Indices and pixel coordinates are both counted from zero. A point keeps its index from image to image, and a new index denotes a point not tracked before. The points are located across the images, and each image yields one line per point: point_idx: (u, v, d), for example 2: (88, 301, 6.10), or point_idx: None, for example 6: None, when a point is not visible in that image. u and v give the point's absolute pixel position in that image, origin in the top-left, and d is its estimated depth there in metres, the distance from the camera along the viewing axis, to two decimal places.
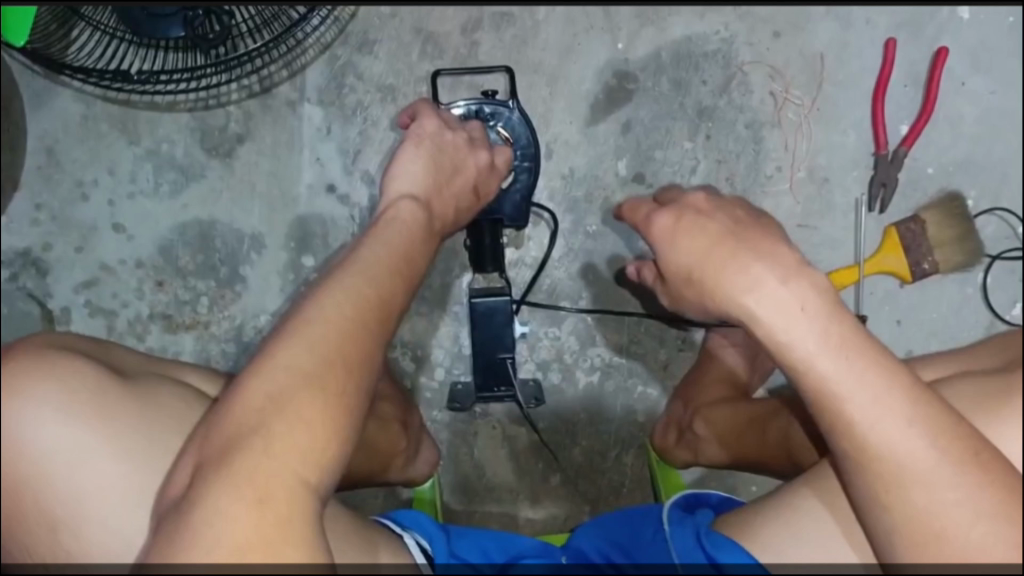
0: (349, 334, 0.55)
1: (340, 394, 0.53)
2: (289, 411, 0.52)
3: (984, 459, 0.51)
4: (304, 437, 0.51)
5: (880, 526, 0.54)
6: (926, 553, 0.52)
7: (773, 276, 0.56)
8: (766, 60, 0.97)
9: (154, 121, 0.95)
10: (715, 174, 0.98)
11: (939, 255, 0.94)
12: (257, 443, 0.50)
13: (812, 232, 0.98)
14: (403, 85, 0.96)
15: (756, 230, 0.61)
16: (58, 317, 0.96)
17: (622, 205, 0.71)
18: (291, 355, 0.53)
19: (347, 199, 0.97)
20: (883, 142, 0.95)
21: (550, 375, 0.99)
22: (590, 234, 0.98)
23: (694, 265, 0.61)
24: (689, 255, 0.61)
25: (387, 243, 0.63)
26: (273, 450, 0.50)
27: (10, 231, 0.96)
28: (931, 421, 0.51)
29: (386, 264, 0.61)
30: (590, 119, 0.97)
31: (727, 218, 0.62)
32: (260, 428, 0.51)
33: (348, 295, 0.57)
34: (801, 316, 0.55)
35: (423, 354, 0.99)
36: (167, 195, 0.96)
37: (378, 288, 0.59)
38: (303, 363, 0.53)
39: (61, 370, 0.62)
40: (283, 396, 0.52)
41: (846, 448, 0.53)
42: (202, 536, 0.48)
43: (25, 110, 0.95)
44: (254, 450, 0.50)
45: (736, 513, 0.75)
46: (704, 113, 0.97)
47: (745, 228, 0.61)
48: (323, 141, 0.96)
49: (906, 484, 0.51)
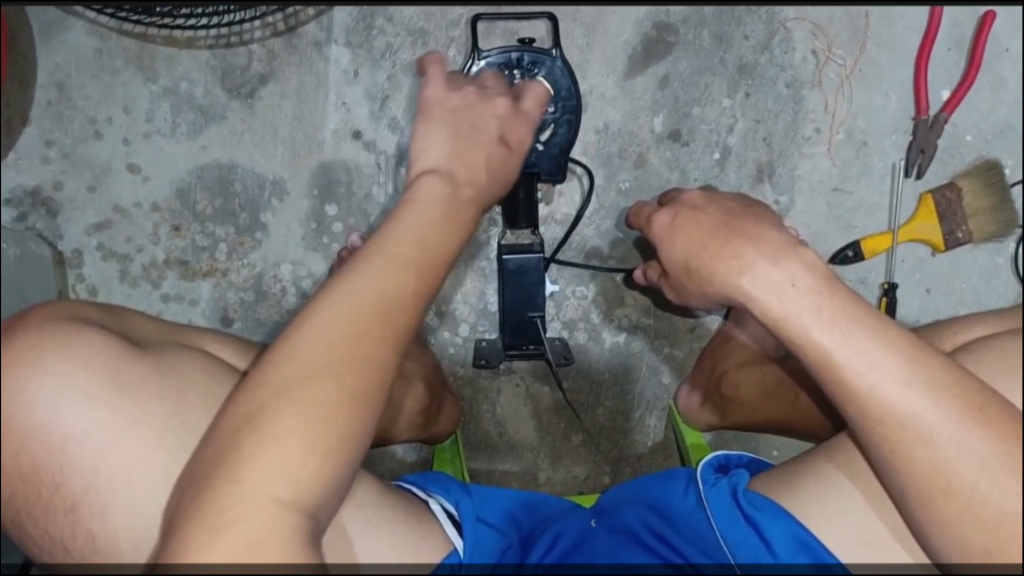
0: (403, 300, 0.53)
1: (361, 382, 0.50)
2: (309, 391, 0.49)
3: (987, 414, 0.52)
4: (356, 395, 0.49)
5: (897, 482, 0.55)
6: (936, 504, 0.53)
7: (765, 259, 0.58)
8: (809, 17, 0.94)
9: (174, 58, 0.91)
10: (752, 134, 0.95)
11: (973, 224, 0.91)
12: (268, 425, 0.48)
13: (846, 196, 0.97)
14: (435, 28, 0.92)
15: (750, 220, 0.63)
16: (69, 260, 0.92)
17: (631, 211, 0.77)
18: (347, 314, 0.51)
19: (374, 145, 0.94)
20: (924, 107, 0.92)
21: (576, 334, 0.97)
22: (622, 191, 0.96)
23: (694, 254, 0.63)
24: (686, 246, 0.64)
25: (427, 219, 0.58)
26: (286, 435, 0.48)
27: (19, 168, 0.91)
28: (931, 383, 0.52)
29: (418, 242, 0.56)
30: (627, 73, 0.94)
31: (718, 209, 0.65)
32: (277, 405, 0.48)
33: (387, 279, 0.53)
34: (792, 292, 0.56)
35: (448, 309, 0.97)
36: (185, 136, 0.92)
37: (421, 277, 0.55)
38: (360, 321, 0.51)
39: (77, 345, 0.59)
40: (337, 353, 0.50)
41: (852, 414, 0.54)
42: (249, 477, 0.47)
43: (35, 41, 0.89)
44: (267, 433, 0.48)
45: (771, 474, 0.74)
46: (745, 70, 0.95)
47: (736, 217, 0.63)
48: (350, 84, 0.92)
49: (909, 443, 0.53)
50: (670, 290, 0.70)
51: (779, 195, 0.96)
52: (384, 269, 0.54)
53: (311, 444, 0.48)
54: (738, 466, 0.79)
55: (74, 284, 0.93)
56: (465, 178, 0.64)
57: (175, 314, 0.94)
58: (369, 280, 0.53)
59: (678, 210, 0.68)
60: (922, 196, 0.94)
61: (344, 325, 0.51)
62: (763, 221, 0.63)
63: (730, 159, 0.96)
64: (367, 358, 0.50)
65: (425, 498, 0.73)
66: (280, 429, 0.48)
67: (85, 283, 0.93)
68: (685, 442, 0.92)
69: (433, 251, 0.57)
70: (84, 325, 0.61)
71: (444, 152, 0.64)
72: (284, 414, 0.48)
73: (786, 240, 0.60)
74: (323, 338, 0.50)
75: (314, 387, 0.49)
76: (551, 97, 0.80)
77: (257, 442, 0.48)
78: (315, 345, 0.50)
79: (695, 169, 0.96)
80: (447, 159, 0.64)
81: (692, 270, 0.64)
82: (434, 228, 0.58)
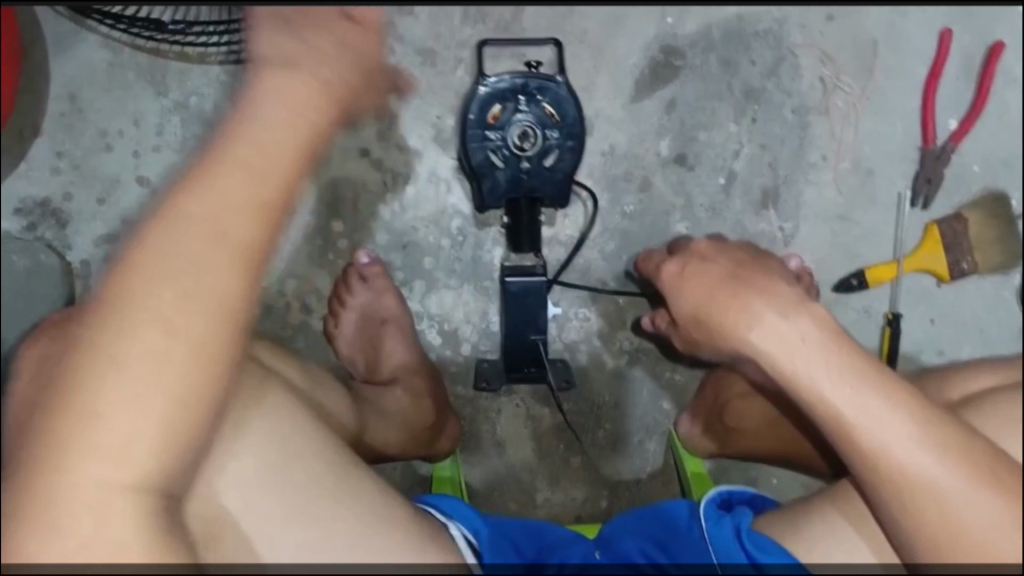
0: (235, 220, 0.55)
1: (200, 330, 0.53)
2: (168, 323, 0.52)
3: (996, 475, 0.53)
4: (183, 321, 0.52)
5: (901, 534, 0.57)
6: (941, 557, 0.54)
7: (773, 311, 0.61)
8: (818, 44, 0.94)
9: (184, 73, 0.92)
10: (758, 159, 0.95)
11: (979, 256, 0.91)
12: (93, 403, 0.50)
13: (852, 224, 0.97)
14: (443, 49, 0.93)
15: (755, 270, 0.67)
16: (77, 271, 0.93)
17: (640, 260, 0.82)
18: (191, 234, 0.54)
19: (382, 163, 0.95)
20: (932, 137, 0.93)
21: (578, 356, 0.97)
22: (627, 214, 0.96)
23: (702, 305, 0.66)
24: (694, 297, 0.67)
25: (296, 107, 0.65)
26: (133, 386, 0.51)
27: (30, 179, 0.92)
28: (941, 440, 0.53)
29: (251, 159, 0.57)
30: (635, 96, 0.94)
31: (728, 260, 0.69)
32: (102, 352, 0.51)
33: (238, 218, 0.55)
34: (801, 346, 0.59)
35: (451, 328, 0.97)
36: (194, 150, 0.93)
37: (259, 184, 0.56)
38: (196, 252, 0.54)
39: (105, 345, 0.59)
40: (196, 297, 0.53)
41: (858, 463, 0.56)
42: (119, 421, 0.50)
43: (48, 54, 0.90)
44: (91, 412, 0.50)
45: (776, 514, 0.73)
46: (752, 96, 0.94)
47: (745, 270, 0.67)
48: (357, 102, 0.93)
49: (916, 495, 0.54)
50: (680, 340, 0.74)
51: (784, 221, 0.96)
52: (210, 206, 0.55)
53: (158, 394, 0.51)
54: (741, 502, 0.78)
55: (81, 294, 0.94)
56: (263, 129, 0.63)
57: None
58: (176, 239, 0.54)
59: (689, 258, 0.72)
60: (928, 227, 0.94)
61: (183, 270, 0.53)
62: (766, 272, 0.68)
63: (736, 184, 0.96)
64: (227, 305, 0.54)
65: (446, 524, 0.71)
66: (118, 382, 0.51)
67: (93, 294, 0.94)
68: (685, 470, 0.92)
69: (274, 168, 0.58)
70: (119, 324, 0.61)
71: (286, 107, 0.64)
72: (119, 365, 0.51)
73: (795, 292, 0.63)
74: (167, 287, 0.52)
75: (164, 334, 0.52)
76: (555, 122, 0.78)
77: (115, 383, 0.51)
78: (148, 295, 0.52)
79: (700, 194, 0.96)
80: (279, 112, 0.64)
81: (704, 322, 0.66)
82: (281, 124, 0.63)
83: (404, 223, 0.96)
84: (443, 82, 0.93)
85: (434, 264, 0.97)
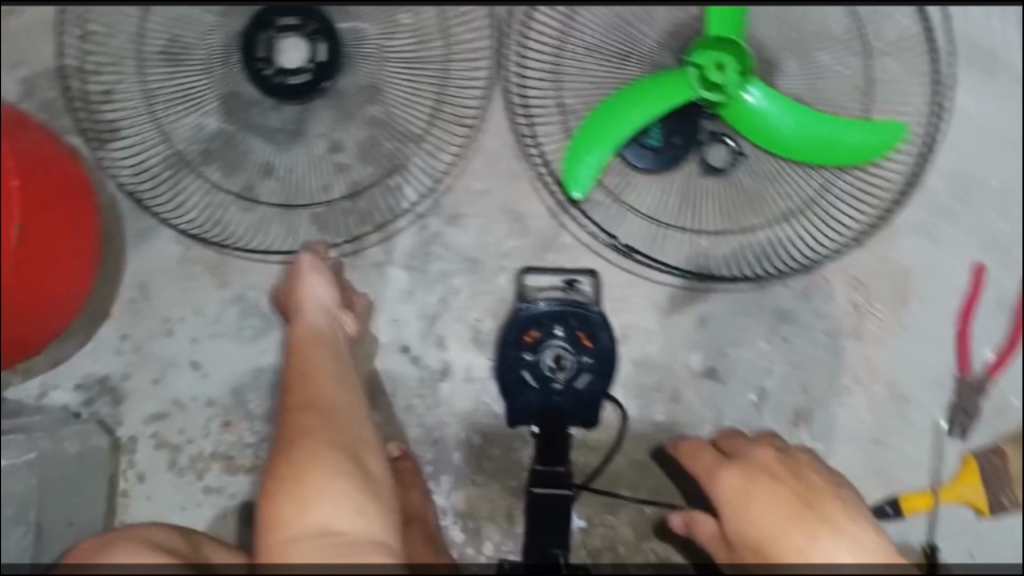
0: (305, 427, 0.81)
1: (371, 458, 0.82)
2: (298, 474, 0.75)
3: None
4: (316, 462, 0.76)
5: None
6: None
7: (847, 550, 0.68)
8: (850, 269, 0.97)
9: (246, 268, 1.00)
10: (790, 378, 0.97)
11: (1017, 493, 0.91)
12: (309, 505, 0.74)
13: (886, 447, 0.96)
14: (488, 258, 0.98)
15: (825, 499, 0.73)
16: (124, 445, 0.98)
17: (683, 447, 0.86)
18: (303, 414, 0.83)
19: (419, 360, 0.98)
20: (966, 365, 0.95)
21: (603, 564, 0.96)
22: (657, 423, 0.97)
23: (767, 530, 0.71)
24: (762, 518, 0.71)
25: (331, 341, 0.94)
26: (309, 445, 0.79)
27: (94, 357, 0.99)
28: None
29: (308, 378, 0.86)
30: (668, 309, 0.98)
31: (797, 479, 0.75)
32: (304, 510, 0.73)
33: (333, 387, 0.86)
34: (824, 538, 0.69)
35: (475, 525, 0.96)
36: (248, 338, 0.99)
37: (310, 409, 0.83)
38: (314, 444, 0.79)
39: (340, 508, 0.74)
40: (302, 497, 0.74)
41: None
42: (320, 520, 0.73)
43: (128, 247, 1.00)
44: (306, 502, 0.74)
45: None
46: (784, 316, 0.97)
47: (816, 493, 0.73)
48: (403, 304, 0.99)
49: None
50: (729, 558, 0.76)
51: (816, 438, 0.96)
52: (347, 388, 0.87)
53: (337, 385, 0.87)
54: None
55: (125, 469, 0.99)
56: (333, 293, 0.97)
57: (214, 507, 0.98)
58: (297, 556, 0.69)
59: (755, 473, 0.76)
60: (964, 456, 0.93)
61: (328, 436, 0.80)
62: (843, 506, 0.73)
63: (767, 401, 0.97)
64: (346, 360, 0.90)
65: None
66: (316, 443, 0.79)
67: (135, 468, 0.98)
68: None
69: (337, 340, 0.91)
70: (317, 517, 0.73)
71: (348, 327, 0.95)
72: (320, 456, 0.76)
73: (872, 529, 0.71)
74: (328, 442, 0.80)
75: (350, 425, 0.83)
76: (589, 348, 0.87)
77: (303, 481, 0.75)
78: (328, 392, 0.86)
79: (730, 408, 0.97)
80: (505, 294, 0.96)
81: (757, 549, 0.71)
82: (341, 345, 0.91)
83: (436, 417, 0.98)
84: (484, 288, 0.98)
85: (463, 459, 0.97)
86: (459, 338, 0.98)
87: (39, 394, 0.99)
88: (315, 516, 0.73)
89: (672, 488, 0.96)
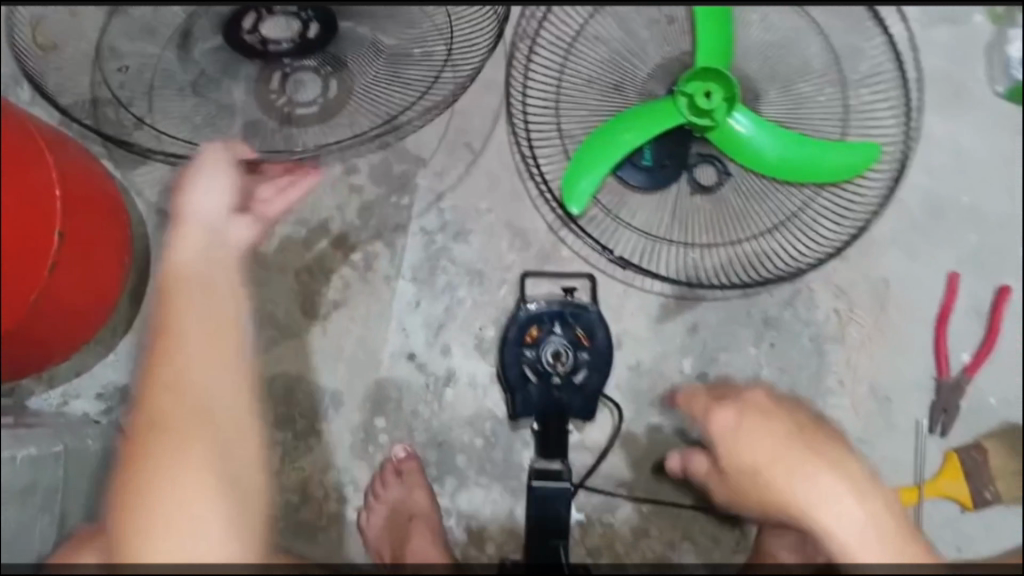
0: (171, 414, 0.72)
1: (234, 441, 0.74)
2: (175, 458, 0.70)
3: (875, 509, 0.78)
4: (193, 467, 0.70)
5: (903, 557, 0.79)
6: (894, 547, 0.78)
7: (841, 484, 0.79)
8: (832, 279, 1.03)
9: (263, 281, 1.05)
10: (778, 382, 1.02)
11: (1000, 486, 0.96)
12: (159, 503, 0.69)
13: (871, 447, 1.01)
14: (491, 271, 1.05)
15: (824, 434, 0.84)
16: None
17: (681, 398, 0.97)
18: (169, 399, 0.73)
19: (424, 367, 1.03)
20: (945, 368, 1.00)
21: (601, 562, 0.99)
22: (651, 426, 1.01)
23: (765, 459, 0.80)
24: (758, 453, 0.81)
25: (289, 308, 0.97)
26: (187, 441, 0.71)
27: (116, 366, 1.04)
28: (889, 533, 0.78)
29: (195, 362, 0.75)
30: (660, 318, 1.04)
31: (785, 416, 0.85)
32: (151, 528, 0.68)
33: (199, 354, 0.76)
34: (825, 473, 0.79)
35: (477, 525, 1.00)
36: (262, 348, 1.04)
37: (177, 390, 0.74)
38: (167, 436, 0.71)
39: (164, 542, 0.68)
40: (182, 501, 0.69)
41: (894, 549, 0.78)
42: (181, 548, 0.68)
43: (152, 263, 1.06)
44: (161, 488, 0.69)
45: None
46: (770, 323, 1.03)
47: (809, 434, 0.83)
48: (411, 313, 1.04)
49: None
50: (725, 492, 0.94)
51: None
52: (224, 363, 0.77)
53: (222, 346, 0.77)
54: None
55: None
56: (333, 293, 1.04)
57: None
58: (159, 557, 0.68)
59: (744, 412, 0.85)
60: (948, 454, 0.98)
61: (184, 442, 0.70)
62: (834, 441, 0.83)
63: None
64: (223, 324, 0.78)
65: None
66: (188, 445, 0.71)
67: None
68: None
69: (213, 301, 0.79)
70: (176, 507, 0.69)
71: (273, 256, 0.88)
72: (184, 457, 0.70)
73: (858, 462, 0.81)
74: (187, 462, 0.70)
75: (223, 405, 0.74)
76: (586, 344, 0.90)
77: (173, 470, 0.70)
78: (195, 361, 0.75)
79: None
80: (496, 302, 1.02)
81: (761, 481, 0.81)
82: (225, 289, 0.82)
83: (440, 421, 1.02)
84: (488, 299, 1.04)
85: (466, 462, 1.02)
86: (464, 346, 1.04)
87: (61, 403, 1.04)
88: (161, 552, 0.68)
89: (668, 488, 1.00)
